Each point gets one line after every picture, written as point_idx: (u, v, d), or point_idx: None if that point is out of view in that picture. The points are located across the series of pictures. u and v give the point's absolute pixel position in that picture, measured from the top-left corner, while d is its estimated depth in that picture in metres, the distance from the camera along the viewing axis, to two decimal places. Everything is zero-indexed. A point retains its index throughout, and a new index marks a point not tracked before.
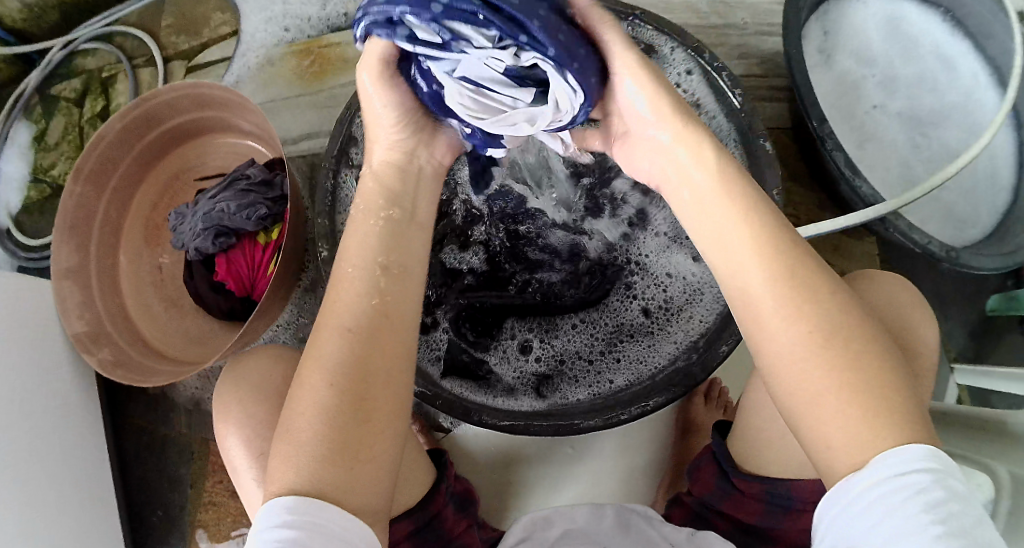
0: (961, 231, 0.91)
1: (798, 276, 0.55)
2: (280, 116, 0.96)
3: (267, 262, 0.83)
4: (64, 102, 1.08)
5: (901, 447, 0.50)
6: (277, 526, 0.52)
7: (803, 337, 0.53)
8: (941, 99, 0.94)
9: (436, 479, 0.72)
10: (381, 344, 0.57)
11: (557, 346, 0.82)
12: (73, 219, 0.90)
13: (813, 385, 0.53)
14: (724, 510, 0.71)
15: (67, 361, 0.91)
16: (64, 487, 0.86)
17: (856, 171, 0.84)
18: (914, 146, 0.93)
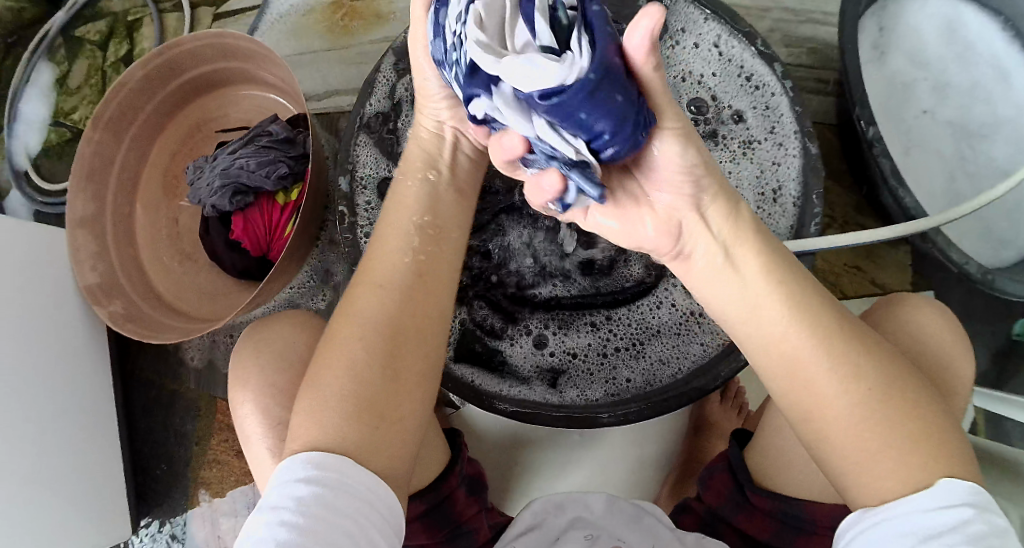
0: (995, 253, 0.85)
1: (837, 357, 0.51)
2: (305, 71, 0.91)
3: (283, 224, 0.79)
4: (88, 45, 1.05)
5: (948, 480, 0.48)
6: (297, 477, 0.50)
7: (833, 377, 0.50)
8: (993, 112, 0.86)
9: (450, 459, 0.69)
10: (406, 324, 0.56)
11: (574, 342, 0.76)
12: (90, 166, 0.87)
13: (851, 424, 0.50)
14: (736, 522, 0.67)
15: (80, 310, 0.89)
16: (71, 439, 0.85)
17: (901, 180, 0.78)
18: (961, 160, 0.86)
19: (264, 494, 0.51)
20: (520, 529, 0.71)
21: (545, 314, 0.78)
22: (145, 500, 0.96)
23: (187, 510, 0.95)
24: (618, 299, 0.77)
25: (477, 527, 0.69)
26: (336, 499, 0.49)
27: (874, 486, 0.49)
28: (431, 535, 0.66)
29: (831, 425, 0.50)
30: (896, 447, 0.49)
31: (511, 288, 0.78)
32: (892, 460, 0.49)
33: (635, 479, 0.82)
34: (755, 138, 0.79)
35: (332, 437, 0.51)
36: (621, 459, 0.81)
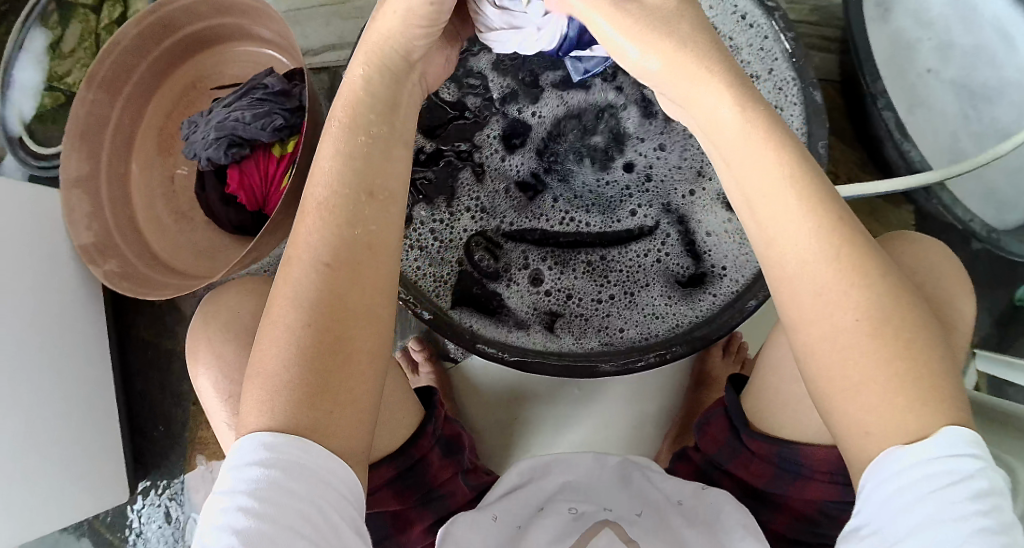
0: (1000, 214, 0.83)
1: (855, 286, 0.46)
2: (303, 27, 0.90)
3: (280, 176, 0.78)
4: (82, 8, 1.04)
5: (953, 429, 0.45)
6: (252, 460, 0.48)
7: (845, 293, 0.46)
8: (998, 74, 0.83)
9: (422, 422, 0.65)
10: (360, 283, 0.51)
11: (571, 281, 0.76)
12: (85, 125, 0.86)
13: (846, 344, 0.46)
14: (731, 468, 0.68)
15: (75, 271, 0.89)
16: (68, 399, 0.84)
17: (905, 134, 0.78)
18: (964, 120, 0.84)
19: (224, 477, 0.49)
20: (506, 490, 0.70)
21: (547, 257, 0.77)
22: (141, 463, 0.95)
23: (184, 474, 0.95)
24: (622, 243, 0.76)
25: (453, 490, 0.69)
26: (296, 483, 0.47)
27: (851, 409, 0.46)
28: (402, 500, 0.65)
29: (821, 342, 0.47)
30: (888, 374, 0.46)
31: (512, 228, 0.78)
32: (875, 388, 0.46)
33: (634, 436, 0.82)
34: (756, 70, 0.77)
35: (291, 403, 0.48)
36: (623, 414, 0.81)
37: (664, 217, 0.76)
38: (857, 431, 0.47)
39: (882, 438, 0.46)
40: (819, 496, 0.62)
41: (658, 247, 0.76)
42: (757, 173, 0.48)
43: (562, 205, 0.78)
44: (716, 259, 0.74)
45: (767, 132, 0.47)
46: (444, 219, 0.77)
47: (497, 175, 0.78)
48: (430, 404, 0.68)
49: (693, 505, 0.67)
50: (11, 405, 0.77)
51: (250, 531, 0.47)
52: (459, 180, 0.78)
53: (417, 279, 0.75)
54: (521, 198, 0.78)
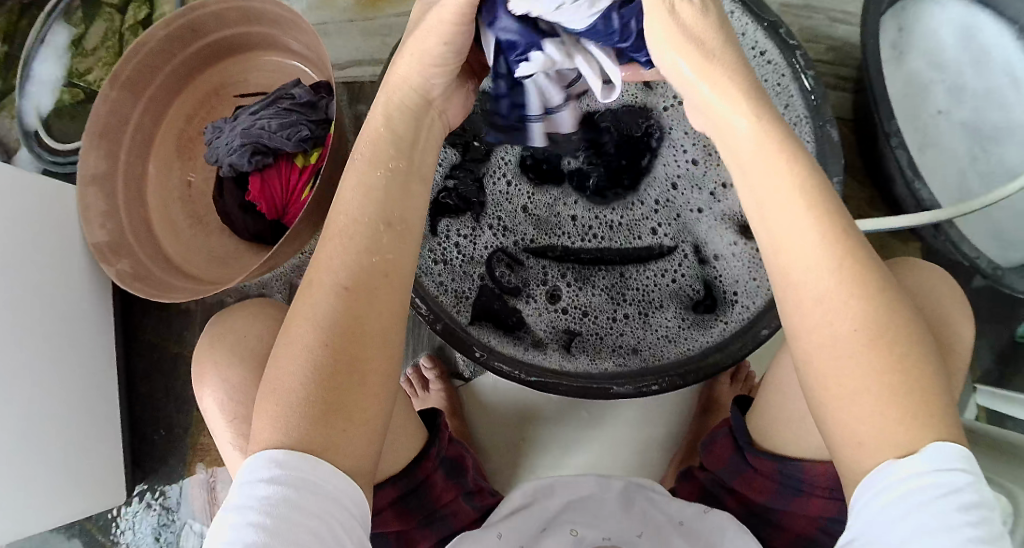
0: (1005, 252, 0.84)
1: (868, 319, 0.47)
2: (328, 37, 0.91)
3: (302, 187, 0.78)
4: (106, 8, 1.05)
5: (943, 443, 0.46)
6: (263, 476, 0.48)
7: (846, 302, 0.47)
8: (1007, 116, 0.84)
9: (426, 444, 0.64)
10: (372, 305, 0.51)
11: (588, 300, 0.77)
12: (106, 125, 0.87)
13: (842, 350, 0.47)
14: (734, 485, 0.68)
15: (87, 269, 0.88)
16: (71, 397, 0.84)
17: (918, 173, 0.78)
18: (972, 159, 0.85)
19: (231, 494, 0.49)
20: (512, 509, 0.71)
21: (568, 276, 0.78)
22: (140, 467, 0.95)
23: (184, 479, 0.94)
24: (640, 263, 0.78)
25: (455, 511, 0.68)
26: (304, 499, 0.47)
27: (845, 415, 0.48)
28: (404, 521, 0.64)
29: (825, 360, 0.48)
30: (882, 386, 0.47)
31: (533, 245, 0.79)
32: (871, 398, 0.47)
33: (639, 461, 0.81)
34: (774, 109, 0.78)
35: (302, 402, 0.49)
36: (629, 437, 0.81)
37: (681, 242, 0.78)
38: (852, 440, 0.48)
39: (873, 450, 0.47)
40: (819, 511, 0.62)
41: (675, 269, 0.77)
42: (778, 179, 0.49)
43: (581, 224, 0.79)
44: (734, 282, 0.75)
45: (789, 154, 0.49)
46: (465, 232, 0.78)
47: (518, 192, 0.79)
48: (432, 426, 0.66)
49: (692, 528, 0.67)
50: (15, 400, 0.76)
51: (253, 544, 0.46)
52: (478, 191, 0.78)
53: (437, 294, 0.75)
54: (542, 215, 0.79)
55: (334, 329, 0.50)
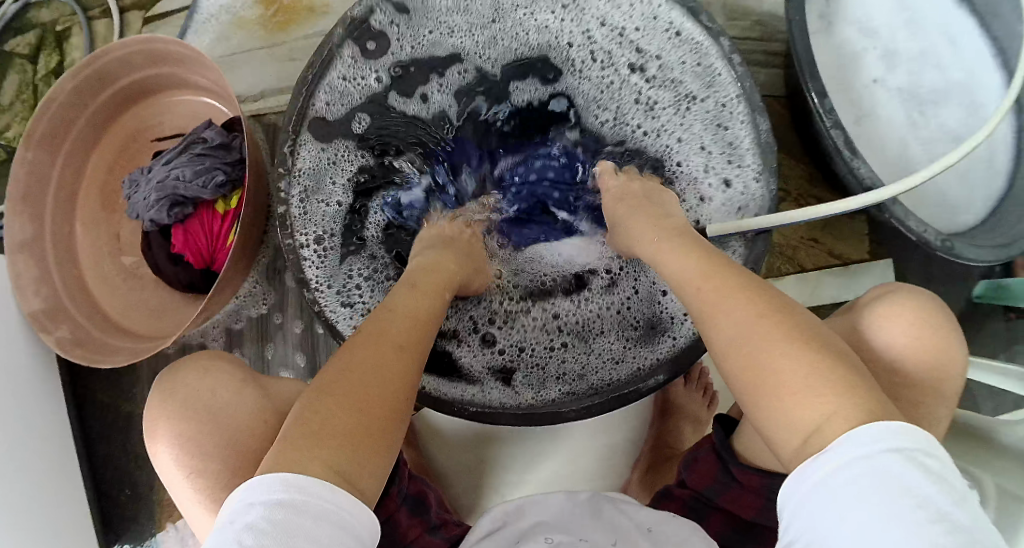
0: (955, 216, 0.82)
1: (768, 331, 0.52)
2: (239, 71, 0.88)
3: (226, 233, 0.76)
4: (18, 59, 1.01)
5: (868, 426, 0.46)
6: (272, 499, 0.46)
7: (745, 314, 0.53)
8: (943, 76, 0.82)
9: (388, 483, 0.63)
10: (369, 360, 0.55)
11: (523, 335, 0.76)
12: (25, 188, 0.83)
13: (749, 350, 0.52)
14: (723, 503, 0.66)
15: (28, 337, 0.85)
16: (31, 469, 0.81)
17: (855, 150, 0.75)
18: (913, 125, 0.82)
19: (230, 513, 0.47)
20: (483, 532, 0.68)
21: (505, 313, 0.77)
22: (111, 526, 0.92)
23: (156, 533, 0.92)
24: (574, 292, 0.77)
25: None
26: (311, 523, 0.46)
27: (777, 405, 0.50)
28: None
29: (749, 363, 0.51)
30: (802, 370, 0.49)
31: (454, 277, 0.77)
32: (790, 385, 0.49)
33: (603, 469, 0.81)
34: (694, 90, 0.77)
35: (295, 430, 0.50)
36: (589, 448, 0.81)
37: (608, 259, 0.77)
38: (786, 426, 0.49)
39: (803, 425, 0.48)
40: None
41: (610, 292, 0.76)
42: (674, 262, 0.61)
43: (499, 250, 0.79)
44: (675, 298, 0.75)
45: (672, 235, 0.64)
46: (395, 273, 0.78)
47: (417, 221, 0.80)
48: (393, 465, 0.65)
49: (662, 530, 0.65)
50: None
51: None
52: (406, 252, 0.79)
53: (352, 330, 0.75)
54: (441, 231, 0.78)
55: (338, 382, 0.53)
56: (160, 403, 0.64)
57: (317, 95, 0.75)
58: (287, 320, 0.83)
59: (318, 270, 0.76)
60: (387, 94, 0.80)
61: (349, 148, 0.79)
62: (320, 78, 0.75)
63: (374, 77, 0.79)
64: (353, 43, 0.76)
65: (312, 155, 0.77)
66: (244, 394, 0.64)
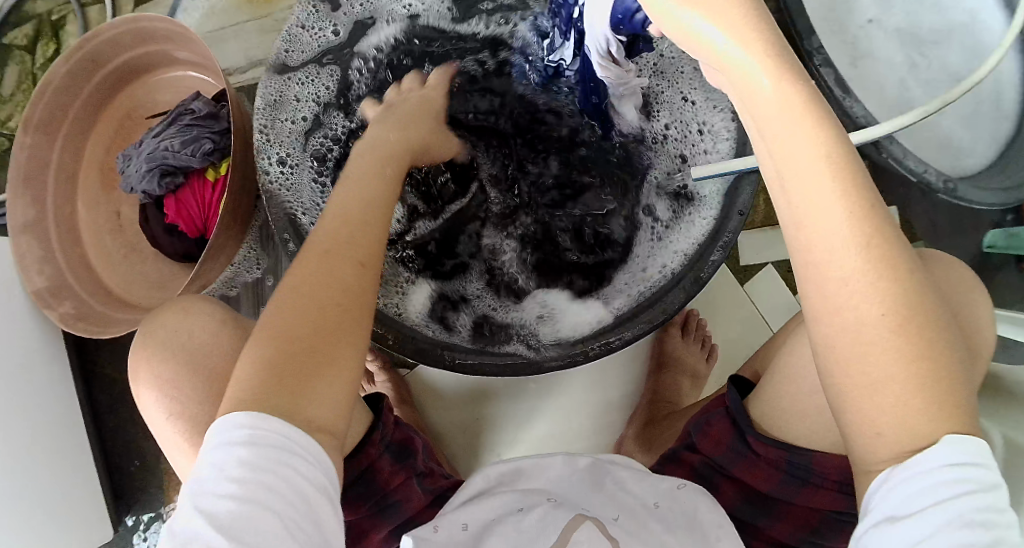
0: (958, 160, 0.83)
1: (890, 299, 0.42)
2: (228, 46, 0.90)
3: (216, 202, 0.77)
4: (18, 50, 1.03)
5: (966, 439, 0.43)
6: (233, 440, 0.46)
7: (860, 285, 0.42)
8: (942, 17, 0.83)
9: (371, 427, 0.62)
10: (332, 287, 0.51)
11: (522, 295, 0.78)
12: (27, 169, 0.86)
13: (879, 330, 0.42)
14: (734, 472, 0.64)
15: (33, 315, 0.87)
16: (40, 442, 0.84)
17: (847, 90, 0.85)
18: (912, 67, 0.84)
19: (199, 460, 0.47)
20: (472, 494, 0.64)
21: (514, 250, 0.79)
22: (122, 500, 0.95)
23: (165, 505, 0.95)
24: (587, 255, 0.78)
25: (408, 497, 0.64)
26: (274, 468, 0.45)
27: (864, 405, 0.44)
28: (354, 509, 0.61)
29: (861, 354, 0.43)
30: (904, 378, 0.42)
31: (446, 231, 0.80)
32: (889, 387, 0.43)
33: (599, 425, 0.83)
34: None
35: (263, 380, 0.47)
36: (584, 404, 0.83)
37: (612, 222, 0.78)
38: (869, 431, 0.44)
39: (895, 438, 0.43)
40: (825, 505, 0.60)
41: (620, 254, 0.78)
42: (803, 153, 0.42)
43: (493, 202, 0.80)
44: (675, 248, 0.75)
45: (792, 72, 0.41)
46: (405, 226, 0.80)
47: None
48: (376, 408, 0.64)
49: (669, 506, 0.62)
50: None
51: (232, 515, 0.45)
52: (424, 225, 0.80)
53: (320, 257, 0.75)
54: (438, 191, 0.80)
55: (289, 309, 0.50)
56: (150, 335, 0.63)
57: (278, 46, 0.77)
58: (281, 282, 0.85)
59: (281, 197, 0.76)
60: (346, 44, 0.81)
61: (326, 83, 0.81)
62: (286, 27, 0.77)
63: (331, 30, 0.81)
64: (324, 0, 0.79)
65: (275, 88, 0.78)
66: (220, 343, 0.63)
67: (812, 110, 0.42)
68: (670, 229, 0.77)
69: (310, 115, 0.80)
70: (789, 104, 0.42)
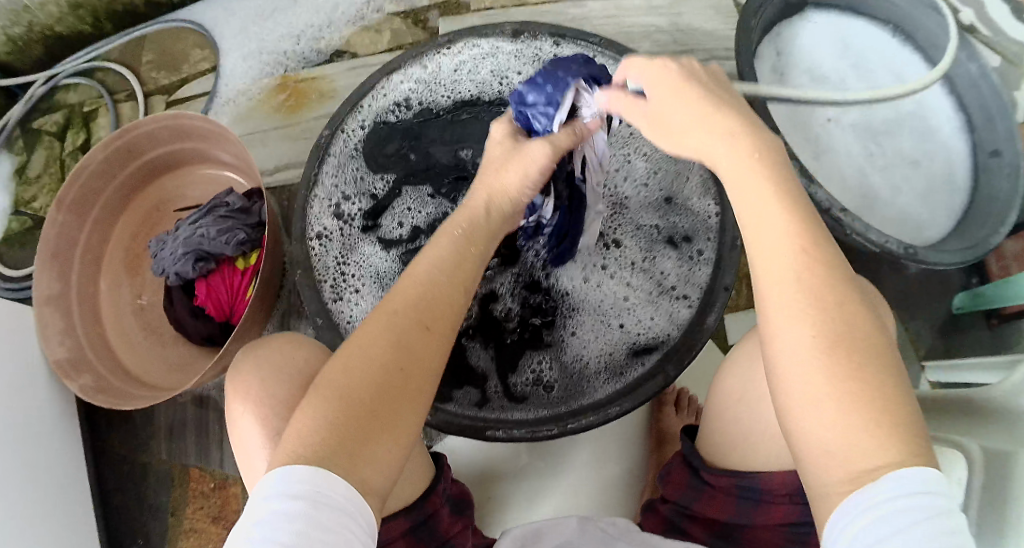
0: (920, 233, 0.95)
1: (828, 321, 0.50)
2: (259, 147, 1.06)
3: (244, 288, 0.86)
4: (47, 137, 1.11)
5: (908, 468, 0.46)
6: (283, 494, 0.48)
7: (802, 309, 0.50)
8: (894, 110, 1.00)
9: (432, 480, 0.70)
10: (394, 348, 0.55)
11: (525, 361, 0.86)
12: (56, 247, 0.93)
13: (823, 352, 0.49)
14: (698, 509, 0.68)
15: (48, 387, 0.92)
16: (46, 511, 0.87)
17: (811, 179, 0.85)
18: (870, 157, 0.99)
19: (251, 512, 0.49)
20: None
21: (522, 319, 0.88)
22: None
23: None
24: (581, 327, 0.88)
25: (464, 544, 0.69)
26: (319, 513, 0.48)
27: (808, 425, 0.49)
28: None
29: (799, 377, 0.50)
30: (841, 395, 0.48)
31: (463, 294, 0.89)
32: (832, 400, 0.49)
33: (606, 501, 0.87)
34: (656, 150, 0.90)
35: (326, 432, 0.51)
36: (589, 481, 0.88)
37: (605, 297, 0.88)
38: (818, 450, 0.49)
39: (840, 456, 0.48)
40: (783, 520, 0.63)
41: (611, 328, 0.87)
42: (767, 206, 0.53)
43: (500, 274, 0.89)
44: (666, 320, 0.86)
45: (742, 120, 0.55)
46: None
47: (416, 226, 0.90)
48: (438, 466, 0.72)
49: None
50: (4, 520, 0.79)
51: None
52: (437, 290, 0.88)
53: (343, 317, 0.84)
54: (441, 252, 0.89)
55: (356, 363, 0.54)
56: (250, 365, 0.67)
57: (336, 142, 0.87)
58: None
59: (321, 262, 0.86)
60: (377, 135, 0.90)
61: (360, 168, 0.90)
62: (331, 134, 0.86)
63: (361, 126, 0.89)
64: (377, 111, 0.90)
65: (331, 184, 0.87)
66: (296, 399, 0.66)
67: (763, 169, 0.53)
68: (657, 311, 0.87)
69: (352, 194, 0.90)
70: (741, 155, 0.54)
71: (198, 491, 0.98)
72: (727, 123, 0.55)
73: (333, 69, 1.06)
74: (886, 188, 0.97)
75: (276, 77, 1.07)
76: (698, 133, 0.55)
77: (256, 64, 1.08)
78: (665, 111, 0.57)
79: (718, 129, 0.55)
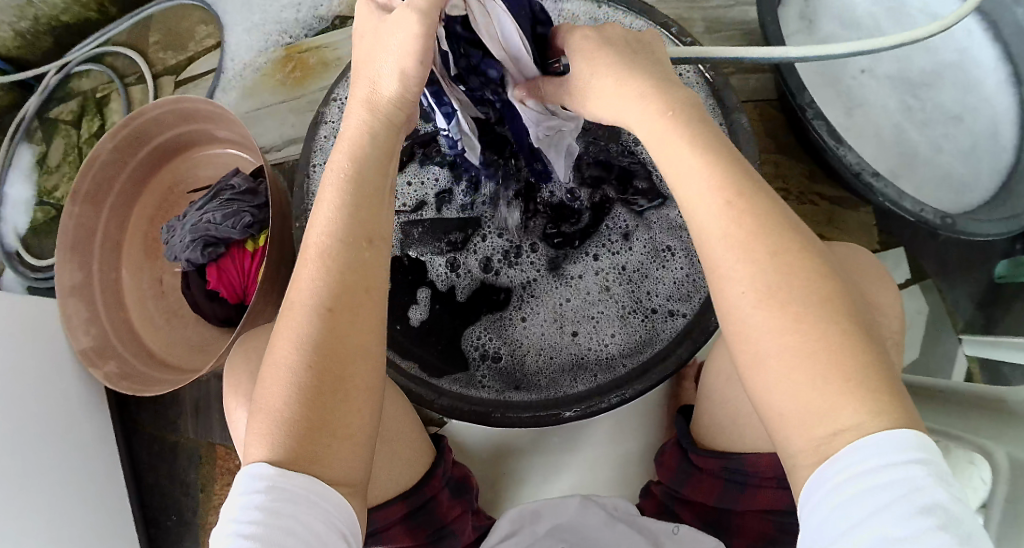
0: (961, 197, 0.88)
1: (782, 283, 0.46)
2: (262, 125, 1.04)
3: (255, 269, 0.84)
4: (63, 125, 1.10)
5: (890, 437, 0.44)
6: (252, 491, 0.48)
7: (735, 265, 0.47)
8: (934, 58, 0.91)
9: (430, 465, 0.68)
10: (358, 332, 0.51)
11: (524, 344, 0.84)
12: (75, 239, 0.93)
13: (774, 308, 0.46)
14: (687, 494, 0.68)
15: (75, 374, 0.93)
16: (81, 495, 0.88)
17: (840, 139, 0.79)
18: (908, 110, 0.90)
19: (229, 506, 0.49)
20: (498, 537, 0.71)
21: (521, 302, 0.85)
22: None
23: None
24: (581, 307, 0.85)
25: (461, 529, 0.69)
26: (290, 507, 0.47)
27: (766, 389, 0.46)
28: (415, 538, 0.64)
29: (754, 343, 0.46)
30: (789, 356, 0.45)
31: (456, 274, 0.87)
32: (790, 365, 0.45)
33: (624, 477, 0.86)
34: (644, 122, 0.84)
35: (284, 429, 0.49)
36: (608, 459, 0.87)
37: (606, 275, 0.85)
38: (776, 417, 0.46)
39: (796, 420, 0.45)
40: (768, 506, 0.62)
41: (612, 308, 0.84)
42: (681, 166, 0.49)
43: (497, 254, 0.86)
44: (672, 298, 0.83)
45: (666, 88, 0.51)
46: (421, 251, 0.87)
47: (415, 203, 0.88)
48: (437, 448, 0.70)
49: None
50: (38, 508, 0.81)
51: None
52: (435, 273, 0.87)
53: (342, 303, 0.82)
54: (433, 227, 0.87)
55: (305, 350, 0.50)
56: (244, 358, 0.68)
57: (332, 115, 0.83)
58: None
59: None
60: None
61: None
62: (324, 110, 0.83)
63: None
64: None
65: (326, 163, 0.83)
66: None
67: (676, 125, 0.49)
68: (664, 290, 0.83)
69: None
70: (652, 116, 0.50)
71: (223, 474, 0.99)
72: (636, 85, 0.51)
73: (335, 38, 1.02)
74: (927, 145, 0.89)
75: (280, 50, 1.04)
76: (608, 87, 0.52)
77: (259, 39, 1.05)
78: (585, 74, 0.54)
79: (628, 92, 0.51)
